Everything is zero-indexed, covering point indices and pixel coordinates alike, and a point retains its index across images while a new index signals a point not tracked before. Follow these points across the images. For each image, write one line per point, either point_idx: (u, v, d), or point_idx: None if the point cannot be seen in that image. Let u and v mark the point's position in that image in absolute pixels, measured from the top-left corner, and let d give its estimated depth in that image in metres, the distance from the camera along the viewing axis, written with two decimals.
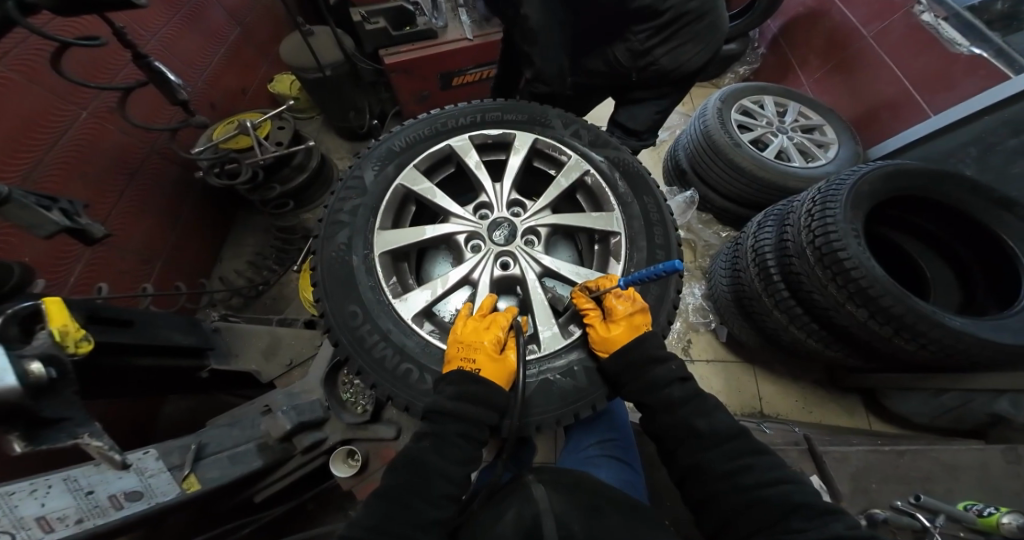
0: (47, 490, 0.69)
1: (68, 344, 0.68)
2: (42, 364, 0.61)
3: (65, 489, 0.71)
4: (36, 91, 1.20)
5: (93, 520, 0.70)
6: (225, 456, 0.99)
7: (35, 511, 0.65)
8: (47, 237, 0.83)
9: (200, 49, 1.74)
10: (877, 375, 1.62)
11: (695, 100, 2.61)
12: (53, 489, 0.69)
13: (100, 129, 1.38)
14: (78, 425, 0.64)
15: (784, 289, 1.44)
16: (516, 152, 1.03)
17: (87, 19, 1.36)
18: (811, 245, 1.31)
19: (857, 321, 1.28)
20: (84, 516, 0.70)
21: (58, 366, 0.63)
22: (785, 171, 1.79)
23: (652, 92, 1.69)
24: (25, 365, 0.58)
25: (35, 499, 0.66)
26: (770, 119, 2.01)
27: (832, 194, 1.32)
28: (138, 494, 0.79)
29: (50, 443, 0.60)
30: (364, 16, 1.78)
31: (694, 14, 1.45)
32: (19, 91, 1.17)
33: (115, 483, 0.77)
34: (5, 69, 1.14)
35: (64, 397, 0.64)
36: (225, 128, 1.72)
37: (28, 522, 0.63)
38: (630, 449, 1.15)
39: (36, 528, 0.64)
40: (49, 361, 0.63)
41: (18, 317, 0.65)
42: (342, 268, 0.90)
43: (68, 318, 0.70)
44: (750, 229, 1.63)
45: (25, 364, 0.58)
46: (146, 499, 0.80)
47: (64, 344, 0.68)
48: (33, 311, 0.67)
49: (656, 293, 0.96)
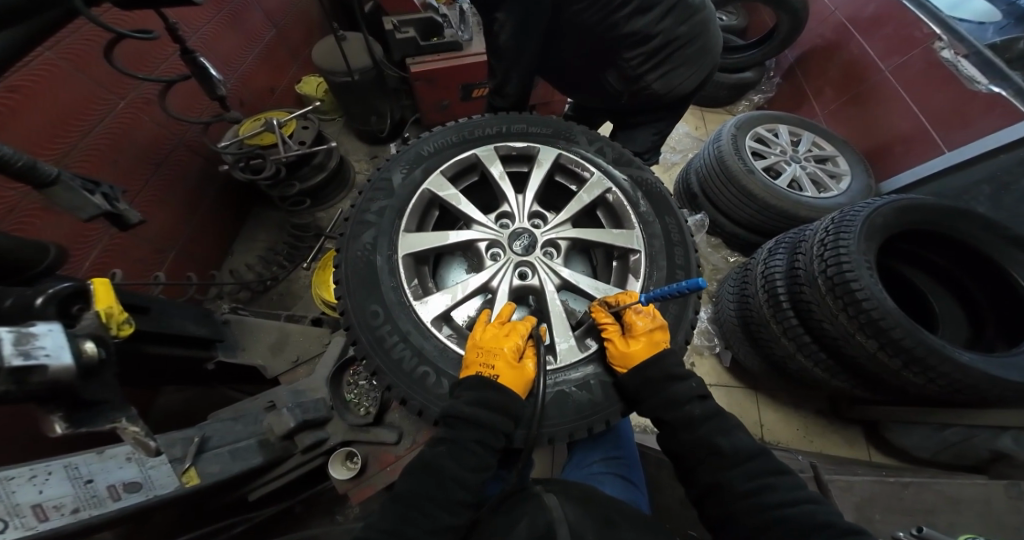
0: (46, 477, 0.67)
1: (112, 326, 0.71)
2: (93, 344, 0.62)
3: (64, 477, 0.69)
4: (79, 79, 1.24)
5: (88, 510, 0.69)
6: (225, 450, 0.97)
7: (32, 497, 0.64)
8: (87, 219, 0.85)
9: (237, 48, 1.79)
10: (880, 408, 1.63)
11: (708, 124, 2.66)
12: (53, 476, 0.68)
13: (135, 119, 1.41)
14: (113, 408, 0.65)
15: (793, 317, 1.45)
16: (540, 164, 1.05)
17: (143, 13, 1.40)
18: (822, 275, 1.31)
19: (866, 353, 1.28)
20: (79, 506, 0.69)
21: (104, 348, 0.65)
22: (797, 199, 1.81)
23: (664, 115, 1.70)
24: (80, 344, 0.59)
25: (32, 486, 0.65)
26: (783, 147, 2.03)
27: (846, 224, 1.34)
28: (137, 485, 0.77)
29: (88, 425, 0.61)
30: (395, 26, 1.83)
31: (685, 38, 1.46)
32: (65, 80, 1.20)
33: (115, 473, 0.75)
34: (55, 56, 1.18)
35: (103, 380, 0.64)
36: (252, 126, 1.77)
37: (23, 510, 0.63)
38: (633, 467, 1.14)
39: (31, 516, 0.63)
40: (97, 341, 0.64)
41: (59, 297, 0.66)
42: (366, 267, 0.91)
43: (114, 300, 0.73)
44: (760, 256, 1.64)
45: (79, 343, 0.59)
46: (145, 490, 0.78)
47: (109, 326, 0.71)
48: (79, 291, 0.70)
49: (674, 311, 0.97)
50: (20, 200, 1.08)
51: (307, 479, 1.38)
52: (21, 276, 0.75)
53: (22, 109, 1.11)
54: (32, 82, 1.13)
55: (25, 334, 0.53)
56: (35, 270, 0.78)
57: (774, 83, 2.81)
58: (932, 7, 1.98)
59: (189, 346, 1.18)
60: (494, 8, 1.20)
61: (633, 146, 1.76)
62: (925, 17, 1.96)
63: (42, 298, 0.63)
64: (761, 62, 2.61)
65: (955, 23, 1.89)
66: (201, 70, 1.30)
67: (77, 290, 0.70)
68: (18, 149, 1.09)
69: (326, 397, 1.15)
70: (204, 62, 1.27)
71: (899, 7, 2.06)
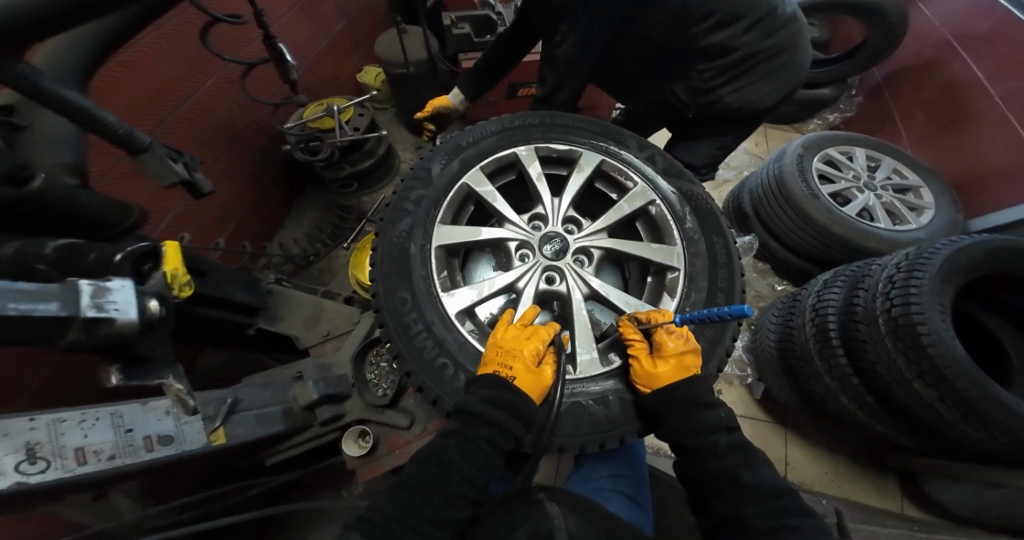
0: (92, 422, 0.67)
1: (172, 288, 0.75)
2: (157, 303, 0.67)
3: (108, 423, 0.69)
4: (177, 56, 1.35)
5: (124, 458, 0.68)
6: (253, 414, 0.99)
7: (76, 441, 0.64)
8: (167, 186, 0.90)
9: (309, 37, 1.89)
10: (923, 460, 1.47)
11: (766, 141, 2.53)
12: (98, 422, 0.68)
13: (218, 96, 1.52)
14: (161, 366, 0.69)
15: (842, 355, 1.34)
16: (581, 169, 1.03)
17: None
18: (884, 313, 1.21)
19: (922, 403, 1.17)
20: (117, 454, 0.68)
21: (166, 305, 0.70)
22: (866, 231, 1.68)
23: (722, 132, 1.63)
24: (146, 301, 0.64)
25: (80, 429, 0.65)
26: (857, 172, 1.88)
27: (921, 262, 1.21)
28: (168, 440, 0.77)
29: (140, 380, 0.66)
30: (453, 21, 1.88)
31: (769, 52, 1.41)
32: (164, 53, 1.30)
33: (153, 425, 0.76)
34: (157, 33, 1.28)
35: (161, 335, 0.70)
36: (316, 109, 1.88)
37: (65, 452, 0.62)
38: (642, 489, 1.11)
39: (71, 460, 0.62)
40: (161, 300, 0.69)
41: (134, 255, 0.73)
42: (400, 254, 0.93)
43: (180, 262, 0.78)
44: (814, 287, 1.53)
45: (146, 300, 0.64)
46: (174, 445, 0.78)
47: (172, 286, 0.75)
48: (151, 251, 0.76)
49: (711, 336, 0.93)
50: (117, 162, 1.19)
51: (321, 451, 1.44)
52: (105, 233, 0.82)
53: (127, 79, 1.21)
54: (137, 56, 1.23)
55: (102, 289, 0.58)
56: (117, 229, 0.86)
57: (854, 101, 2.64)
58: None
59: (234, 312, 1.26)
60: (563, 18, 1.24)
61: (687, 158, 1.66)
62: None
63: (120, 256, 0.70)
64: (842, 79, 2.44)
65: None
66: (279, 55, 1.37)
67: (150, 250, 0.77)
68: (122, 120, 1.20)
69: (349, 375, 1.22)
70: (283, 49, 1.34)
71: (1014, 25, 1.85)
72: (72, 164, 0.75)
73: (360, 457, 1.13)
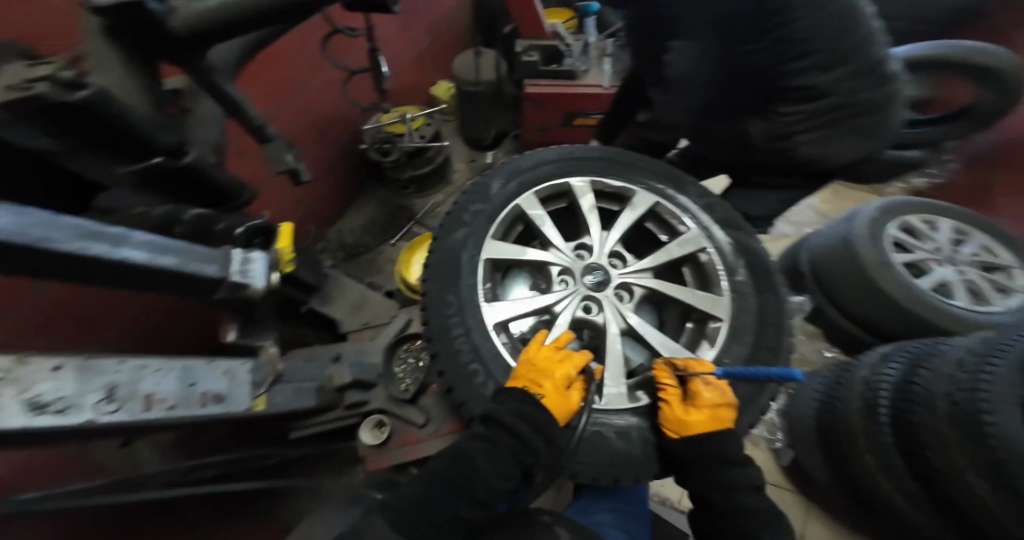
0: (164, 372, 0.73)
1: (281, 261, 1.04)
2: (276, 275, 0.89)
3: (175, 375, 0.75)
4: (278, 58, 1.49)
5: (182, 410, 0.72)
6: (291, 386, 1.03)
7: (150, 387, 0.69)
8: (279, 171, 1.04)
9: (392, 47, 2.01)
10: None
11: (835, 201, 2.47)
12: (171, 373, 0.74)
13: (306, 98, 1.67)
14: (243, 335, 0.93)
15: (889, 436, 1.24)
16: (633, 208, 1.03)
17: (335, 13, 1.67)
18: (943, 397, 1.10)
19: (970, 494, 1.06)
20: (177, 404, 0.72)
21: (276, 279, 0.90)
22: (938, 306, 1.57)
23: (783, 182, 1.67)
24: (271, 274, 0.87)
25: (153, 376, 0.70)
26: (939, 244, 1.77)
27: (1001, 346, 1.09)
28: (219, 399, 0.82)
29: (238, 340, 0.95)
30: (523, 49, 1.96)
31: (863, 106, 1.35)
32: (268, 55, 1.45)
33: (210, 382, 0.82)
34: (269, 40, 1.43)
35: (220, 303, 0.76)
36: (389, 115, 1.98)
37: (138, 395, 0.66)
38: (641, 525, 1.10)
39: (143, 403, 0.66)
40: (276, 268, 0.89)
41: (251, 230, 0.98)
42: (450, 260, 0.94)
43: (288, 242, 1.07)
44: (869, 359, 1.43)
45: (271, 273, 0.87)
46: (224, 404, 0.83)
47: (281, 260, 1.04)
48: (264, 227, 1.02)
49: (747, 393, 0.90)
50: None
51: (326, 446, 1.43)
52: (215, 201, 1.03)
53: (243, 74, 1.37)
54: None
55: (248, 258, 0.79)
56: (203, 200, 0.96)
57: (948, 166, 2.46)
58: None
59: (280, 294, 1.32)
60: (674, 37, 1.31)
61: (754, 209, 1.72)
62: None
63: (241, 231, 0.94)
64: (916, 142, 2.34)
65: None
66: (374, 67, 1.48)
67: (265, 228, 1.04)
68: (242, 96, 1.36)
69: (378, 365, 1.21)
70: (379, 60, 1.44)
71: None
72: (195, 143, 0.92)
73: (372, 446, 1.08)
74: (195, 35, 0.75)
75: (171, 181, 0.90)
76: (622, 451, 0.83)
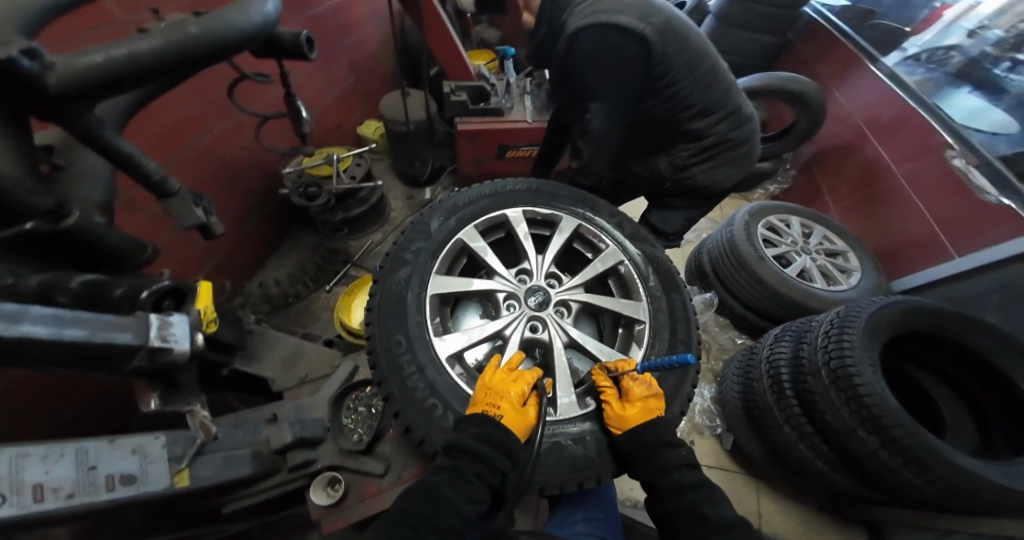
0: (57, 458, 0.64)
1: (204, 322, 0.87)
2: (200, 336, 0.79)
3: (72, 460, 0.66)
4: (196, 102, 1.46)
5: (82, 497, 0.64)
6: (220, 456, 0.94)
7: (37, 476, 0.60)
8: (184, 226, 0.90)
9: (318, 90, 2.05)
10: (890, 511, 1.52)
11: (724, 210, 2.84)
12: (64, 458, 0.65)
13: (225, 140, 1.62)
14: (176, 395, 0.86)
15: (796, 407, 1.45)
16: (561, 231, 1.16)
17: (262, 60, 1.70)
18: (825, 366, 1.35)
19: (866, 449, 1.28)
20: (75, 492, 0.64)
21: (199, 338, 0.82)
22: (807, 291, 1.88)
23: (688, 203, 1.91)
24: (195, 336, 0.77)
25: (41, 464, 0.61)
26: (794, 238, 2.11)
27: (851, 318, 1.39)
28: (131, 479, 0.72)
29: (173, 405, 0.85)
30: (452, 89, 2.09)
31: (733, 141, 1.71)
32: (181, 99, 1.41)
33: (117, 463, 0.71)
34: (184, 84, 1.41)
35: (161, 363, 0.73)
36: (315, 157, 2.01)
37: (23, 487, 0.58)
38: (614, 529, 1.14)
39: (28, 495, 0.58)
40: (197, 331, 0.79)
41: (159, 292, 0.83)
42: (397, 300, 1.00)
43: (208, 301, 0.90)
44: (767, 341, 1.67)
45: (196, 334, 0.77)
46: (136, 486, 0.72)
47: (203, 322, 0.88)
48: (176, 289, 0.87)
49: (673, 383, 1.03)
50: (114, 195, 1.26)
51: (278, 505, 1.35)
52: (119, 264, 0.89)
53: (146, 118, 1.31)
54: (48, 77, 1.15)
55: (166, 321, 0.71)
56: (130, 262, 0.93)
57: (790, 174, 2.99)
58: (945, 118, 2.09)
59: (215, 351, 1.27)
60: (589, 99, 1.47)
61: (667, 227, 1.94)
62: (938, 127, 2.06)
63: (146, 294, 0.80)
64: (776, 155, 2.80)
65: (966, 133, 1.98)
66: (294, 111, 1.48)
67: (176, 288, 0.88)
68: (135, 148, 1.28)
69: (324, 419, 1.21)
70: (300, 106, 1.46)
71: (916, 115, 2.17)
72: (101, 201, 0.87)
73: (325, 506, 1.09)
74: (73, 92, 0.59)
75: (57, 245, 0.79)
76: (580, 458, 0.90)
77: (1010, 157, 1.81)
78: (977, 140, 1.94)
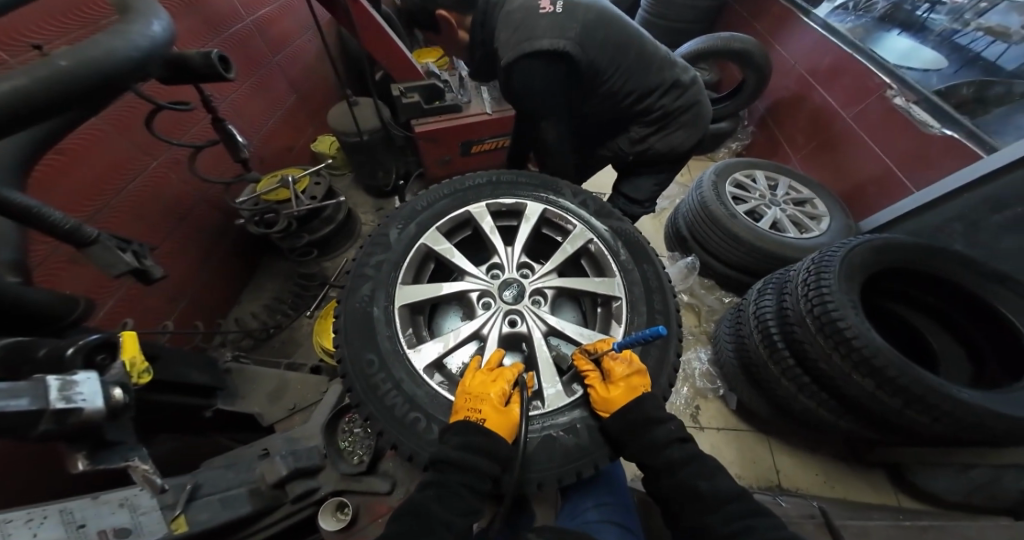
0: (42, 521, 0.71)
1: (132, 374, 0.81)
2: (121, 390, 0.73)
3: (59, 521, 0.72)
4: (122, 142, 1.40)
5: None
6: (216, 499, 0.95)
7: None
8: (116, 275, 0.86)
9: (260, 112, 1.99)
10: (900, 450, 1.55)
11: (693, 174, 2.84)
12: (49, 520, 0.72)
13: (164, 176, 1.56)
14: (128, 449, 0.78)
15: (789, 357, 1.46)
16: (527, 219, 1.13)
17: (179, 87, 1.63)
18: (810, 314, 1.36)
19: (865, 392, 1.29)
20: None
21: (129, 393, 0.76)
22: (782, 240, 1.89)
23: (653, 169, 1.88)
24: (110, 390, 0.71)
25: (27, 529, 0.69)
26: (762, 192, 2.12)
27: (826, 262, 1.39)
28: (124, 531, 0.77)
29: (106, 462, 0.75)
30: (401, 92, 2.01)
31: (681, 108, 1.70)
32: (102, 141, 1.34)
33: (107, 518, 0.77)
34: (101, 123, 1.34)
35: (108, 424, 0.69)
36: (269, 181, 1.94)
37: None
38: (626, 511, 1.12)
39: None
40: (122, 386, 0.75)
41: (85, 348, 0.75)
42: (364, 317, 0.96)
43: (137, 351, 0.84)
44: (751, 296, 1.67)
45: (110, 388, 0.71)
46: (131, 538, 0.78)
47: (131, 374, 0.81)
48: (105, 342, 0.79)
49: (656, 356, 1.01)
50: (50, 253, 1.19)
51: None
52: (53, 326, 0.85)
53: (67, 168, 1.24)
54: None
55: (69, 382, 0.66)
56: (64, 321, 0.88)
57: (749, 131, 3.00)
58: (882, 60, 2.15)
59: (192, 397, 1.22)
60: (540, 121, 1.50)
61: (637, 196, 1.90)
62: (874, 68, 2.14)
63: (70, 350, 0.72)
64: (731, 114, 2.81)
65: (902, 72, 2.06)
66: (228, 136, 1.41)
67: (106, 340, 0.80)
68: (55, 208, 1.21)
69: (320, 446, 1.13)
70: (232, 128, 1.39)
71: (850, 59, 2.26)
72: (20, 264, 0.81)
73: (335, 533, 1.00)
74: None
75: None
76: (575, 447, 0.89)
77: (946, 90, 1.91)
78: (911, 78, 2.02)
